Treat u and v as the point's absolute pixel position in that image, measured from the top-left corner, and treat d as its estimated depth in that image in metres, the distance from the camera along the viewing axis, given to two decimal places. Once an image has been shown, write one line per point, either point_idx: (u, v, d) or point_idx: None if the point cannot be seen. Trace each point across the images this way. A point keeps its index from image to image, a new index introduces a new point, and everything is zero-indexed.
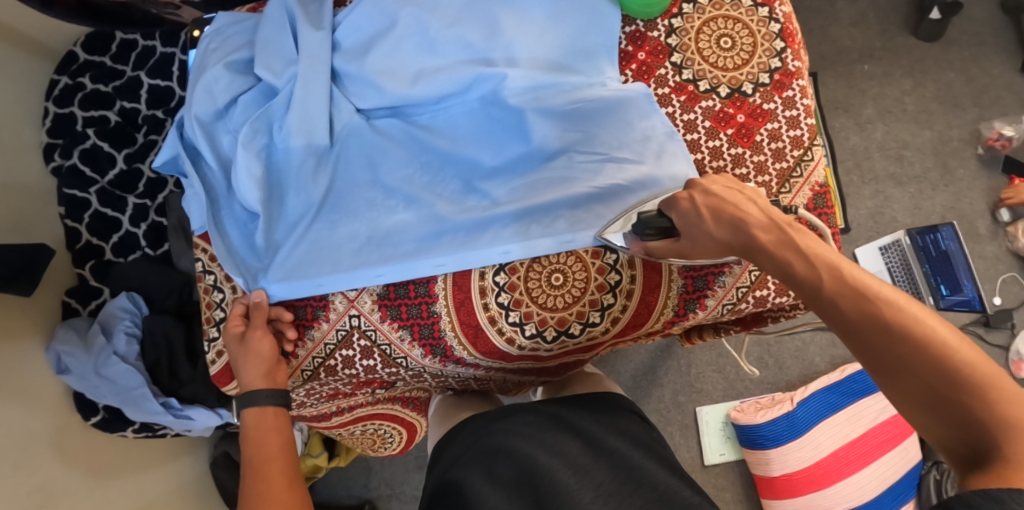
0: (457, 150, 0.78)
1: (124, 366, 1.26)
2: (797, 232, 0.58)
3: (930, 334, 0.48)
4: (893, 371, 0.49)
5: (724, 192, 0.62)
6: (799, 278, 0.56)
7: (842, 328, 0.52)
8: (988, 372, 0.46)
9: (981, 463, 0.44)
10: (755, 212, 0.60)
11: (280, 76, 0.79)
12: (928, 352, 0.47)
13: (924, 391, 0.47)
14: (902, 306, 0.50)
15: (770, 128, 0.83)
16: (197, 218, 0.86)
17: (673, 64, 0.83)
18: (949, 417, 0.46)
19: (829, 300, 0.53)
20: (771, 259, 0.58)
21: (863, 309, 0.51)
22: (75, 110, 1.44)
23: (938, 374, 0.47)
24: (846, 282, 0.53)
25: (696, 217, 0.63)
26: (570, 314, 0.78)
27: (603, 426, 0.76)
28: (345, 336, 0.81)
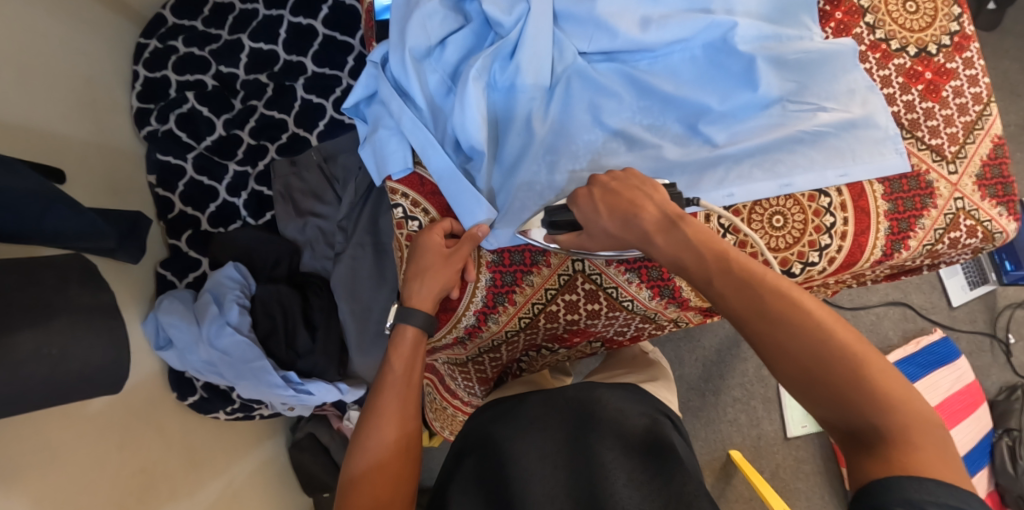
0: (684, 94, 0.80)
1: (239, 338, 1.21)
2: (688, 225, 0.62)
3: (814, 317, 0.55)
4: (778, 354, 0.56)
5: (621, 188, 0.67)
6: (691, 267, 0.62)
7: (735, 317, 0.58)
8: (859, 354, 0.54)
9: (863, 441, 0.52)
10: (649, 209, 0.65)
11: (509, 15, 0.79)
12: (812, 335, 0.54)
13: (807, 373, 0.54)
14: (787, 293, 0.56)
15: (954, 85, 0.88)
16: (398, 159, 0.85)
17: (867, 24, 0.87)
18: (828, 398, 0.54)
19: (718, 293, 0.59)
20: (669, 250, 0.62)
21: (750, 299, 0.57)
22: (169, 74, 1.42)
23: (818, 355, 0.54)
24: (733, 271, 0.59)
25: (593, 212, 0.67)
26: (792, 254, 0.81)
27: (615, 404, 0.74)
28: (568, 281, 0.81)
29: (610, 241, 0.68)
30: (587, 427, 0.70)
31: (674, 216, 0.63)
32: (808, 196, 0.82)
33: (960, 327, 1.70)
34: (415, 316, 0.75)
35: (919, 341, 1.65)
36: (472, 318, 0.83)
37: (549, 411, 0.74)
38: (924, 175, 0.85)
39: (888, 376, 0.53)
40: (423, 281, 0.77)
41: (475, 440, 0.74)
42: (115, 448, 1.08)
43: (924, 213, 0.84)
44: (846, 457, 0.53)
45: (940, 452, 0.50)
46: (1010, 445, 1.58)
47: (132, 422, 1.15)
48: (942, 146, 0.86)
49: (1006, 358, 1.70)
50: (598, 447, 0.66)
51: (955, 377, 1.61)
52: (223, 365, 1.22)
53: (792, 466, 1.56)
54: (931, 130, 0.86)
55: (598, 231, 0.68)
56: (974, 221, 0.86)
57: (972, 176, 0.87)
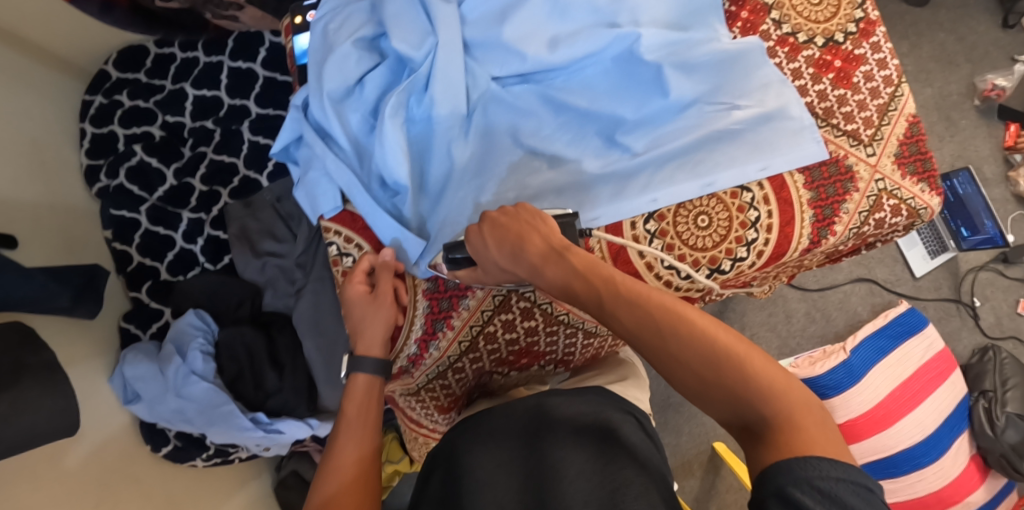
0: (598, 107, 0.82)
1: (206, 385, 1.22)
2: (573, 256, 0.65)
3: (696, 326, 0.58)
4: (669, 364, 0.58)
5: (509, 223, 0.69)
6: (581, 293, 0.64)
7: (627, 334, 0.60)
8: (742, 353, 0.56)
9: (756, 434, 0.54)
10: (537, 240, 0.67)
11: (419, 49, 0.81)
12: (694, 343, 0.57)
13: (696, 378, 0.57)
14: (668, 304, 0.59)
15: (864, 71, 0.91)
16: (329, 199, 0.87)
17: (773, 20, 0.90)
18: (721, 398, 0.56)
19: (608, 311, 0.61)
20: (557, 279, 0.65)
21: (635, 315, 0.60)
22: (116, 129, 1.41)
23: (703, 361, 0.57)
24: (618, 291, 0.61)
25: (483, 247, 0.69)
26: (720, 252, 0.83)
27: (572, 408, 0.70)
28: (502, 301, 0.83)
29: (505, 273, 0.71)
30: (540, 434, 0.68)
31: (559, 246, 0.65)
32: (730, 193, 0.83)
33: (926, 296, 1.73)
34: (364, 365, 0.77)
35: (887, 314, 1.67)
36: (413, 348, 0.85)
37: (509, 421, 0.71)
38: (843, 161, 0.87)
39: (770, 368, 0.56)
40: (362, 330, 0.79)
41: (433, 456, 0.74)
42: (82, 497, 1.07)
43: (846, 198, 0.86)
44: (746, 453, 0.55)
45: (824, 431, 0.52)
46: (988, 406, 1.57)
47: (99, 473, 1.14)
48: (858, 131, 0.89)
49: (975, 321, 1.73)
50: (558, 460, 0.64)
51: (926, 346, 1.62)
52: (193, 414, 1.23)
53: None
54: (846, 116, 0.89)
55: (492, 265, 0.70)
56: (898, 200, 0.88)
57: (891, 156, 0.89)
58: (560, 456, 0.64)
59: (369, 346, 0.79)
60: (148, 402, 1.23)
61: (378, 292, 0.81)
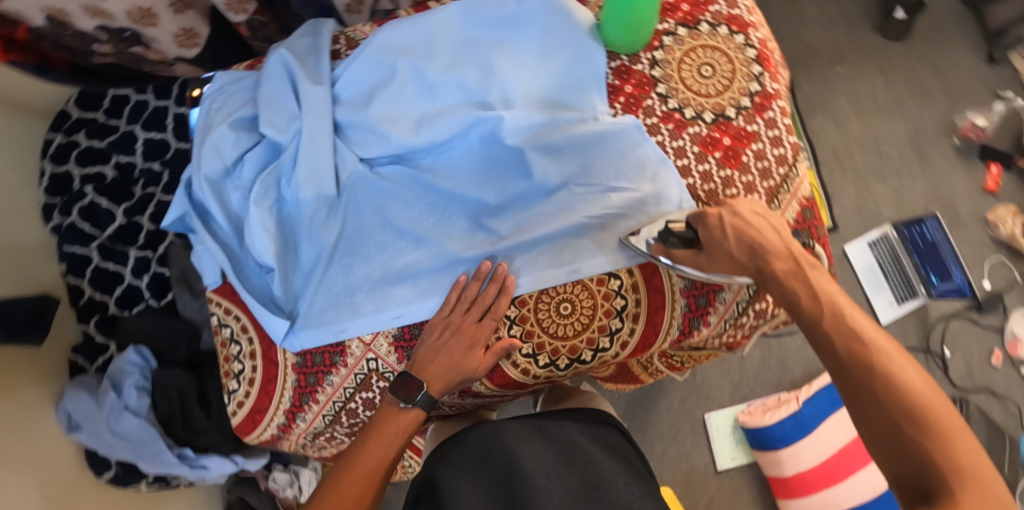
0: (462, 190, 0.82)
1: (138, 421, 1.26)
2: (815, 271, 0.68)
3: (894, 372, 0.60)
4: (868, 402, 0.60)
5: (755, 223, 0.71)
6: (805, 308, 0.67)
7: (836, 365, 0.63)
8: (939, 413, 0.58)
9: (927, 498, 0.55)
10: (776, 242, 0.70)
11: (285, 133, 0.83)
12: (902, 393, 0.59)
13: (891, 423, 0.59)
14: (886, 354, 0.61)
15: (755, 149, 0.86)
16: (210, 273, 0.89)
17: (659, 95, 0.87)
18: (906, 456, 0.58)
19: (825, 336, 0.65)
20: (780, 294, 0.68)
21: (852, 349, 0.62)
22: (71, 168, 1.46)
23: (903, 408, 0.58)
24: (844, 322, 0.64)
25: (719, 236, 0.72)
26: (581, 341, 0.81)
27: (585, 434, 0.78)
28: (363, 380, 0.84)
29: (731, 268, 0.73)
30: (520, 450, 0.72)
31: (803, 261, 0.68)
32: (597, 280, 0.81)
33: None
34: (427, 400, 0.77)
35: None
36: (281, 417, 0.87)
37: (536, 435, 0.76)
38: None
39: (962, 439, 0.57)
40: (436, 362, 0.77)
41: (418, 486, 0.75)
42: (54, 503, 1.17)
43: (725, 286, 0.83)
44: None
45: None
46: None
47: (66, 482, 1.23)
48: None
49: (944, 373, 1.60)
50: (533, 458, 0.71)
51: None
52: (123, 448, 1.26)
53: (728, 500, 1.47)
54: (730, 199, 0.85)
55: (721, 255, 0.72)
56: None
57: None
58: (528, 456, 0.71)
59: (427, 377, 0.78)
60: (88, 433, 1.26)
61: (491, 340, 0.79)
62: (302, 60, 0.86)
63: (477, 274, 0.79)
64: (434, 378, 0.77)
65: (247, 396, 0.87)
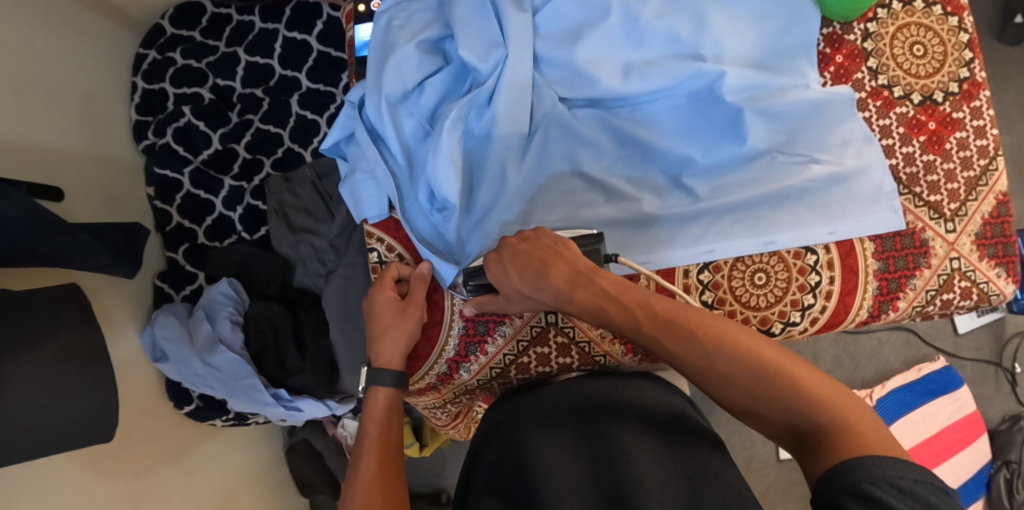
0: (665, 145, 0.78)
1: (232, 356, 1.22)
2: (603, 278, 0.64)
3: (728, 343, 0.58)
4: (719, 384, 0.59)
5: (533, 248, 0.65)
6: (618, 317, 0.63)
7: (666, 357, 0.61)
8: (787, 366, 0.57)
9: (809, 442, 0.54)
10: (561, 266, 0.64)
11: (485, 61, 0.76)
12: (741, 361, 0.57)
13: (746, 395, 0.57)
14: (709, 325, 0.60)
15: (958, 137, 0.84)
16: (374, 205, 0.84)
17: (869, 69, 0.83)
18: (777, 410, 0.56)
19: (651, 337, 0.61)
20: (589, 303, 0.63)
21: (674, 335, 0.60)
22: (166, 87, 1.39)
23: (754, 380, 0.57)
24: (658, 316, 0.61)
25: (504, 274, 0.66)
26: (773, 313, 0.78)
27: (637, 394, 0.70)
28: (540, 333, 0.80)
29: (529, 300, 0.67)
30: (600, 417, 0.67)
31: (588, 271, 0.63)
32: (793, 253, 0.79)
33: (964, 355, 1.66)
34: (384, 377, 0.78)
35: (921, 368, 1.61)
36: (443, 367, 0.83)
37: (562, 400, 0.71)
38: (920, 234, 0.82)
39: (817, 378, 0.56)
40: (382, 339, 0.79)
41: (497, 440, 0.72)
42: (125, 469, 1.10)
43: (916, 273, 0.81)
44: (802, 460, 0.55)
45: (879, 432, 0.53)
46: (1009, 477, 1.53)
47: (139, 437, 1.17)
48: (941, 203, 0.82)
49: (1011, 388, 1.65)
50: (620, 433, 0.64)
51: (955, 408, 1.57)
52: (214, 382, 1.24)
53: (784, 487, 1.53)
54: (931, 185, 0.82)
55: (513, 293, 0.67)
56: (970, 283, 0.83)
57: (972, 234, 0.83)
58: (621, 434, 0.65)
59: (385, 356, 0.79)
60: (175, 363, 1.23)
61: (408, 301, 0.79)
62: None
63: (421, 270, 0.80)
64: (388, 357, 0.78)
65: None
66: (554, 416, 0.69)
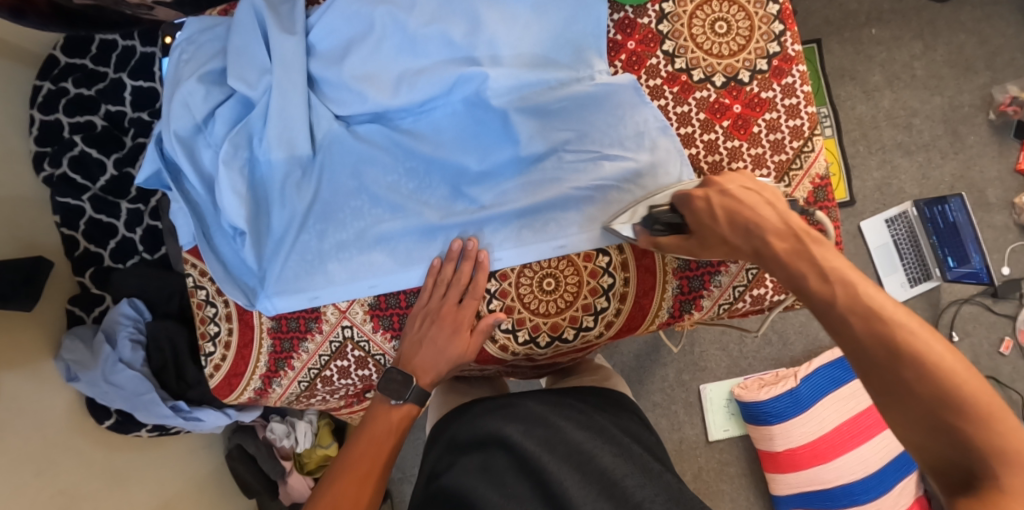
0: (442, 155, 0.77)
1: (131, 373, 1.27)
2: (818, 244, 0.57)
3: (915, 348, 0.47)
4: (897, 393, 0.47)
5: (741, 194, 0.64)
6: (815, 290, 0.54)
7: (851, 348, 0.50)
8: (992, 401, 0.44)
9: (972, 491, 0.42)
10: (772, 217, 0.61)
11: (254, 87, 0.77)
12: (932, 375, 0.45)
13: (921, 411, 0.45)
14: (911, 328, 0.48)
15: (768, 119, 0.80)
16: (184, 233, 0.86)
17: (664, 53, 0.80)
18: (948, 441, 0.44)
19: (840, 316, 0.51)
20: (798, 278, 0.56)
21: (873, 327, 0.49)
22: (60, 117, 1.40)
23: (939, 395, 0.45)
24: (859, 298, 0.51)
25: (710, 217, 0.65)
26: (563, 319, 0.77)
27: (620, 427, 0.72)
28: (338, 348, 0.83)
29: (725, 248, 0.65)
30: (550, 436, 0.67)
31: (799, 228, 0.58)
32: (584, 256, 0.77)
33: None
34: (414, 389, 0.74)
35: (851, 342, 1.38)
36: (257, 382, 0.86)
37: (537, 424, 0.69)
38: None
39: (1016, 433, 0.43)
40: (420, 354, 0.75)
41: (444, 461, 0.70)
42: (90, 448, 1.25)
43: (721, 269, 0.78)
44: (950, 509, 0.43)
45: None
46: None
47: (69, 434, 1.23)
48: None
49: None
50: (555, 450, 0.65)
51: None
52: (117, 398, 1.26)
53: (716, 471, 1.46)
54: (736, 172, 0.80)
55: (715, 240, 0.66)
56: None
57: None
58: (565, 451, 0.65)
59: (415, 370, 0.75)
60: (87, 382, 1.25)
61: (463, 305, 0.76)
62: (274, 7, 0.79)
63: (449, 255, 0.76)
64: (421, 370, 0.75)
65: (223, 359, 0.85)
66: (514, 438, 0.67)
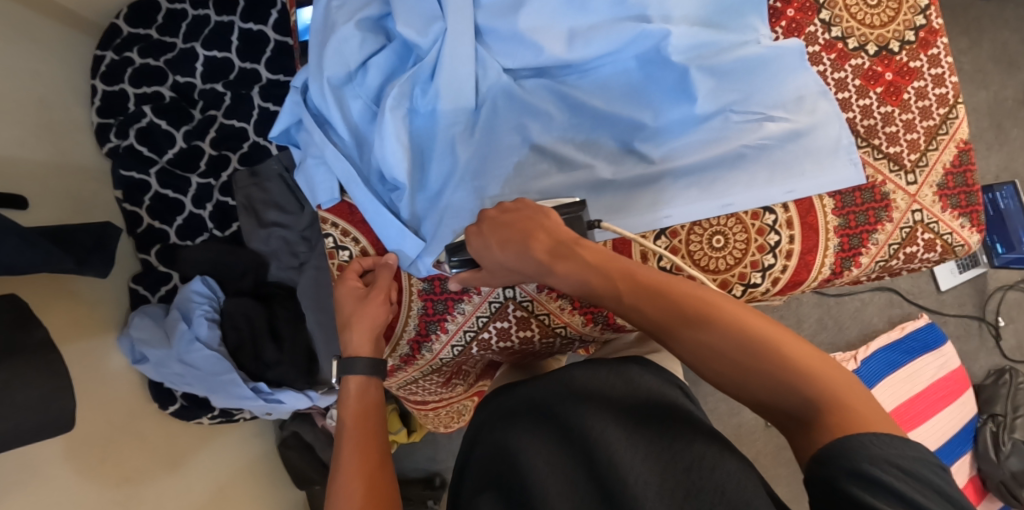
0: (615, 111, 0.78)
1: (208, 352, 1.21)
2: (584, 248, 0.61)
3: (717, 317, 0.55)
4: (709, 360, 0.55)
5: (514, 218, 0.64)
6: (600, 287, 0.60)
7: (656, 331, 0.58)
8: (774, 337, 0.54)
9: (802, 423, 0.51)
10: (544, 236, 0.62)
11: (424, 36, 0.76)
12: (735, 335, 0.54)
13: (729, 365, 0.54)
14: (694, 295, 0.57)
15: (917, 87, 0.82)
16: (325, 190, 0.85)
17: (822, 22, 0.81)
18: (764, 387, 0.53)
19: (631, 306, 0.58)
20: (573, 276, 0.60)
21: (664, 310, 0.57)
22: (126, 87, 1.36)
23: (748, 352, 0.53)
24: (638, 288, 0.58)
25: (485, 247, 0.64)
26: (732, 276, 0.78)
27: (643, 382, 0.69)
28: (499, 309, 0.81)
29: (512, 273, 0.65)
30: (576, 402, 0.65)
31: (567, 242, 0.61)
32: (751, 214, 0.78)
33: (948, 311, 1.65)
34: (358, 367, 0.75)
35: (905, 326, 1.58)
36: (405, 347, 0.84)
37: (549, 390, 0.69)
38: (880, 187, 0.80)
39: (805, 351, 0.53)
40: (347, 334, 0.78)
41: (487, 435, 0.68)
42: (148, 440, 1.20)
43: (878, 227, 0.80)
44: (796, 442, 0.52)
45: (871, 409, 0.50)
46: (995, 431, 1.51)
47: (120, 427, 1.15)
48: (901, 155, 0.81)
49: (995, 342, 1.65)
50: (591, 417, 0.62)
51: (939, 364, 1.55)
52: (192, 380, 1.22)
53: (774, 453, 1.48)
54: (889, 136, 0.81)
55: (497, 267, 0.65)
56: (934, 235, 0.81)
57: (934, 185, 0.82)
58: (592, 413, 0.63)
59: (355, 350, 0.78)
60: (154, 364, 1.21)
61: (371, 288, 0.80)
62: None
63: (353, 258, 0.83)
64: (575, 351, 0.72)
65: None
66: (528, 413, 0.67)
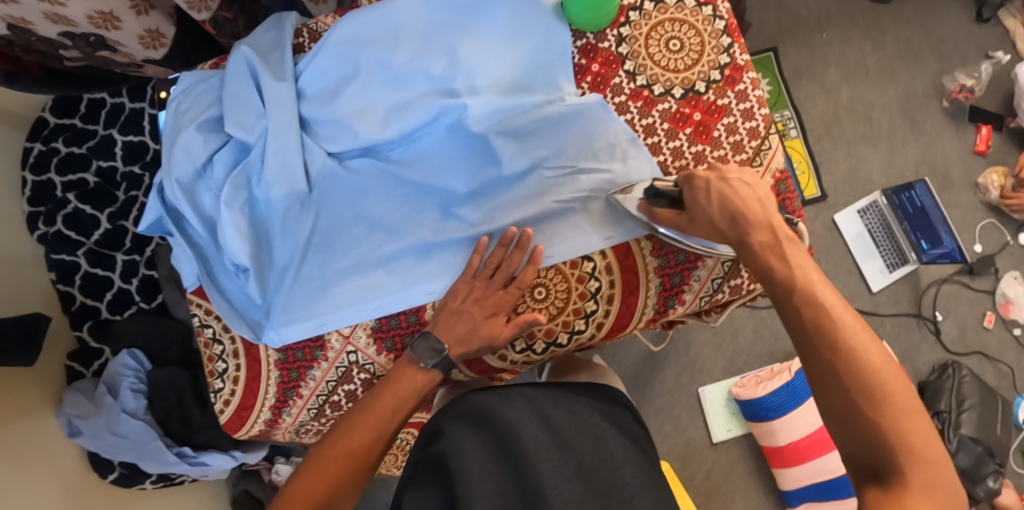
0: (431, 180, 0.83)
1: (137, 421, 1.24)
2: (791, 245, 0.64)
3: (852, 347, 0.57)
4: (830, 384, 0.57)
5: (739, 187, 0.67)
6: (777, 275, 0.63)
7: (803, 341, 0.59)
8: (908, 404, 0.54)
9: (879, 480, 0.53)
10: (756, 210, 0.66)
11: (251, 132, 0.83)
12: (863, 383, 0.55)
13: (848, 404, 0.55)
14: (846, 326, 0.57)
15: (726, 123, 0.85)
16: (188, 275, 0.88)
17: (627, 72, 0.85)
18: (858, 434, 0.55)
19: (791, 308, 0.61)
20: (757, 268, 0.64)
21: (819, 323, 0.58)
22: (53, 176, 1.42)
23: (865, 396, 0.55)
24: (811, 293, 0.60)
25: (699, 197, 0.69)
26: (557, 325, 0.82)
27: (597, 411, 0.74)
28: (345, 372, 0.87)
29: (709, 232, 0.69)
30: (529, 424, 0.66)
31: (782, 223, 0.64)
32: (570, 263, 0.81)
33: (885, 312, 1.52)
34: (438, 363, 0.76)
35: None
36: (267, 413, 0.90)
37: (515, 405, 0.70)
38: None
39: (922, 428, 0.54)
40: (451, 327, 0.77)
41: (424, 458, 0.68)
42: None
43: (699, 264, 0.82)
44: (860, 495, 0.54)
45: (941, 504, 0.51)
46: (941, 429, 1.40)
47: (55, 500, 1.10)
48: None
49: (936, 336, 1.52)
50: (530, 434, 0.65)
51: None
52: (123, 450, 1.23)
53: (725, 471, 1.43)
54: None
55: (700, 221, 0.69)
56: None
57: None
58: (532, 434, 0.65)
59: (448, 341, 0.77)
60: (89, 436, 1.21)
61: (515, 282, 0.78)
62: (264, 56, 0.85)
63: (504, 240, 0.78)
64: (452, 343, 0.77)
65: (233, 394, 0.88)
66: (487, 427, 0.67)
